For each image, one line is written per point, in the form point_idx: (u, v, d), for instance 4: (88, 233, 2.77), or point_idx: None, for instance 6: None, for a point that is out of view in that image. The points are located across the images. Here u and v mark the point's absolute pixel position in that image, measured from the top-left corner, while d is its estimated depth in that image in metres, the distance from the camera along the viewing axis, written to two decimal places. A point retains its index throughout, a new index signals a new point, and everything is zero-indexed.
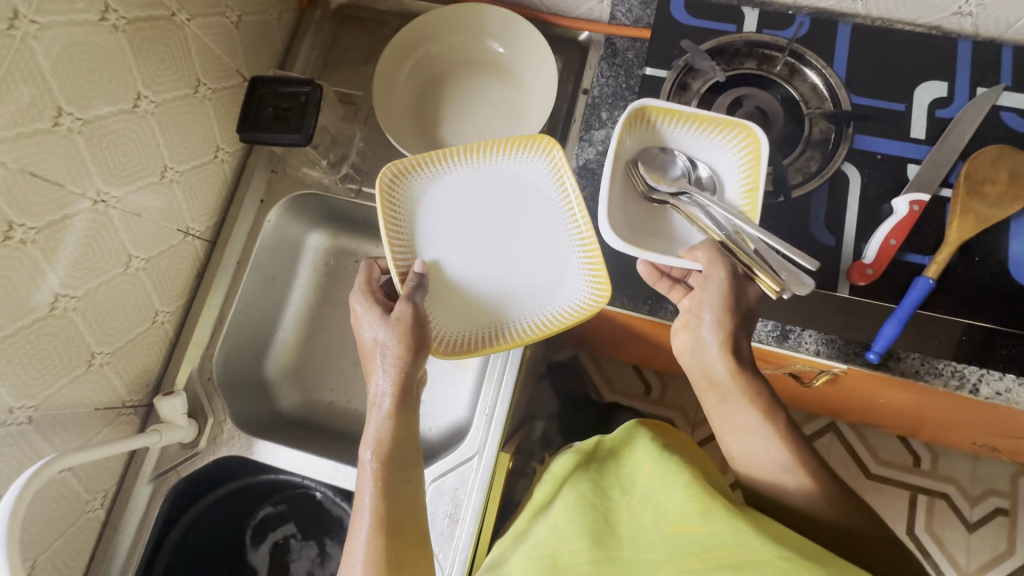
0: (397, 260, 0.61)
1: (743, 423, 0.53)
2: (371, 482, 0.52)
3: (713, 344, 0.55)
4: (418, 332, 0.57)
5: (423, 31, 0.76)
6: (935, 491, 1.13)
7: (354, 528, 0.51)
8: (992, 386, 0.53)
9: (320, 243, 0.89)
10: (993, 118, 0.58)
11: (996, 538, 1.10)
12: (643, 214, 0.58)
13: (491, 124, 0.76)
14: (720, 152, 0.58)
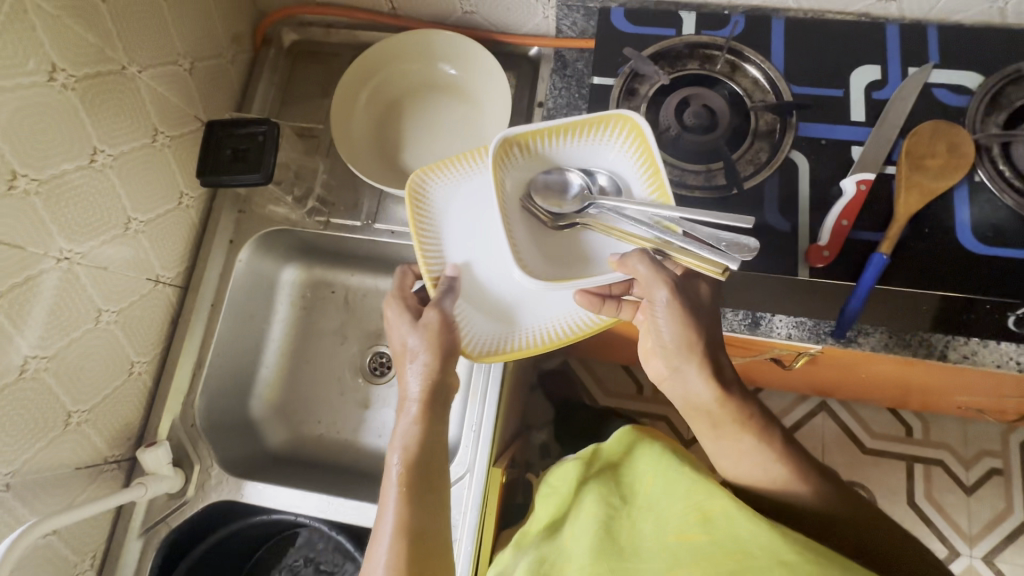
0: (426, 262, 0.58)
1: (735, 445, 0.53)
2: (395, 493, 0.50)
3: (695, 374, 0.53)
4: (447, 340, 0.55)
5: (376, 60, 0.77)
6: (930, 458, 1.15)
7: (375, 541, 0.49)
8: (959, 350, 0.55)
9: (295, 277, 0.89)
10: (927, 95, 0.60)
11: (994, 498, 1.12)
12: (557, 243, 0.54)
13: (452, 145, 0.77)
14: (607, 152, 0.56)
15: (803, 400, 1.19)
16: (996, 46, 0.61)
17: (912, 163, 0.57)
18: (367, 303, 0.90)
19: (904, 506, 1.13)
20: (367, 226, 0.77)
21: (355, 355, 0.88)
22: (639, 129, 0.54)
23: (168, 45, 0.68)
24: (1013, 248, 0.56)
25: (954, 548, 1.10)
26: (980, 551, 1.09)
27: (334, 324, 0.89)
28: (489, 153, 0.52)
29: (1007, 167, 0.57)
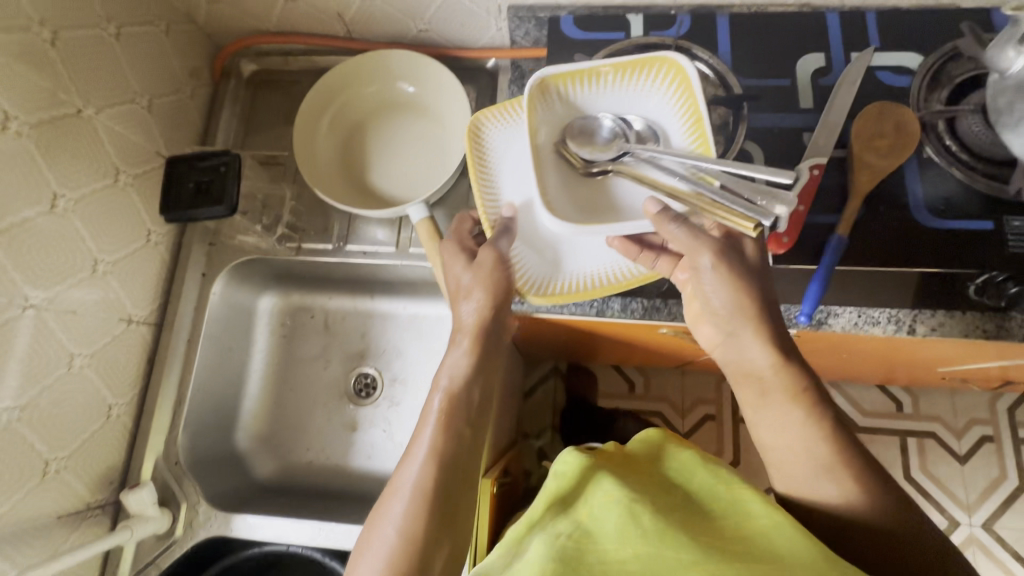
0: (484, 199, 0.60)
1: (784, 422, 0.48)
2: (433, 419, 0.53)
3: (751, 339, 0.51)
4: (497, 280, 0.58)
5: (334, 85, 0.77)
6: (921, 431, 1.16)
7: (405, 461, 0.51)
8: (927, 324, 0.56)
9: (273, 305, 0.88)
10: (871, 79, 0.62)
11: (988, 465, 1.13)
12: (589, 192, 0.57)
13: (417, 161, 0.78)
14: (650, 97, 0.59)
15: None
16: (934, 25, 0.63)
17: (862, 145, 0.58)
18: (348, 324, 0.90)
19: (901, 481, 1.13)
20: (339, 248, 0.77)
21: (340, 378, 0.88)
22: (681, 72, 0.57)
23: (124, 85, 0.68)
24: (968, 221, 0.57)
25: (953, 518, 1.11)
26: (979, 518, 1.11)
27: (317, 349, 0.89)
28: (526, 93, 0.57)
29: (953, 141, 0.59)
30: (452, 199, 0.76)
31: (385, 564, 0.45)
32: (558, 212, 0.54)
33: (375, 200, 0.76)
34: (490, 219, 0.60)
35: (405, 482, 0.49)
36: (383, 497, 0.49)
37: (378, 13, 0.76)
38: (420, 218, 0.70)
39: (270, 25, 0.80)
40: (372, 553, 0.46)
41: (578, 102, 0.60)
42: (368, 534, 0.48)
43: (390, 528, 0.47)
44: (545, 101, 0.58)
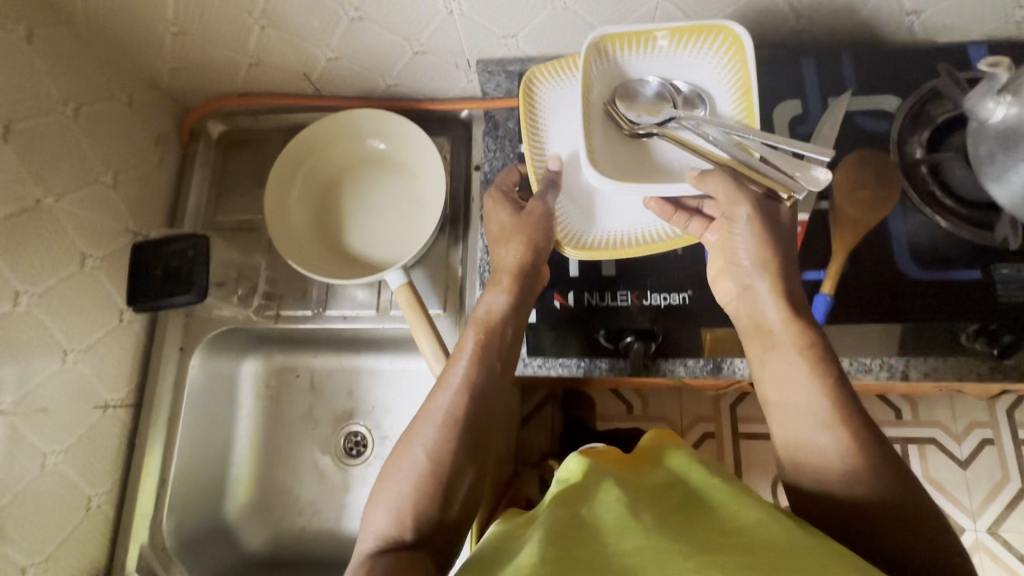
0: (533, 152, 0.59)
1: (794, 381, 0.46)
2: (466, 359, 0.53)
3: (766, 293, 0.48)
4: (541, 229, 0.57)
5: (303, 146, 0.76)
6: (923, 437, 1.14)
7: (437, 392, 0.53)
8: None
9: (256, 368, 0.86)
10: (849, 124, 0.61)
11: (991, 467, 1.12)
12: (632, 152, 0.52)
13: (393, 219, 0.76)
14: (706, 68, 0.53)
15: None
16: (911, 63, 0.61)
17: (842, 198, 0.58)
18: (334, 380, 0.87)
19: None
20: (320, 313, 0.75)
21: (328, 437, 0.85)
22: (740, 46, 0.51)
23: (86, 167, 0.66)
24: (957, 271, 0.55)
25: (958, 525, 1.10)
26: (984, 523, 1.09)
27: (302, 409, 0.86)
28: (580, 52, 0.51)
29: (936, 185, 0.58)
30: (431, 257, 0.76)
31: (411, 483, 0.48)
32: (599, 168, 0.49)
33: (354, 263, 0.74)
34: (535, 170, 0.59)
35: (435, 413, 0.51)
36: (415, 422, 0.52)
37: (347, 72, 0.73)
38: (398, 285, 0.68)
39: (236, 87, 0.77)
40: (398, 475, 0.49)
41: (632, 63, 0.54)
42: (396, 453, 0.51)
43: (415, 458, 0.49)
44: (600, 59, 0.52)
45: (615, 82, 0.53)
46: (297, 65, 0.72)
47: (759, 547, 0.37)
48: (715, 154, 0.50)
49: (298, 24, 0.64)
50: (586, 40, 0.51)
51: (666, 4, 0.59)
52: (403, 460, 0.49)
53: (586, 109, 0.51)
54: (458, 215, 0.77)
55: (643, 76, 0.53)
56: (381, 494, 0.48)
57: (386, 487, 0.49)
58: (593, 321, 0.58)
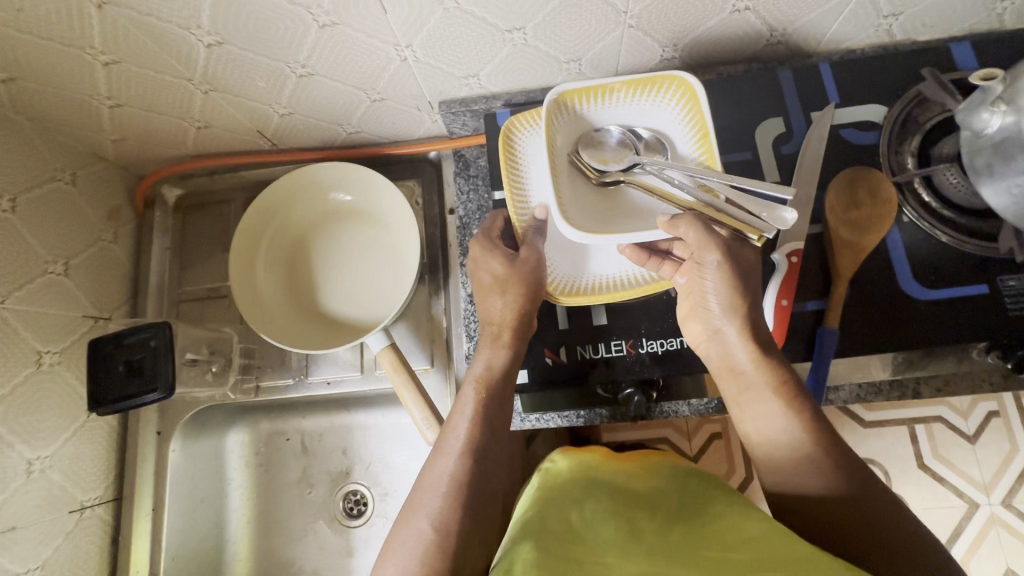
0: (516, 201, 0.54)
1: (766, 410, 0.45)
2: (462, 422, 0.50)
3: (734, 335, 0.46)
4: (533, 278, 0.52)
5: (264, 207, 0.71)
6: (929, 417, 1.13)
7: (435, 458, 0.49)
8: (932, 385, 0.55)
9: (242, 438, 0.82)
10: (835, 139, 0.58)
11: (999, 440, 1.11)
12: (598, 202, 0.48)
13: (368, 273, 0.72)
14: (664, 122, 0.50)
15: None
16: (893, 68, 0.59)
17: (836, 220, 0.54)
18: (324, 439, 0.83)
19: (917, 472, 1.10)
20: (302, 381, 0.71)
21: (325, 499, 0.82)
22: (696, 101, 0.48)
23: (32, 259, 0.62)
24: (962, 285, 0.53)
25: (973, 502, 1.08)
26: (998, 497, 1.08)
27: (294, 473, 0.82)
28: (542, 108, 0.48)
29: (930, 194, 0.55)
30: (412, 311, 0.72)
31: (417, 560, 0.43)
32: (572, 221, 0.46)
33: (333, 325, 0.70)
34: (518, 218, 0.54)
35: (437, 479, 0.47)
36: (415, 492, 0.48)
37: (303, 126, 0.69)
38: (381, 348, 0.64)
39: (187, 151, 0.73)
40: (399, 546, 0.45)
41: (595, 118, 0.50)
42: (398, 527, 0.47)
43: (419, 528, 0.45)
44: (562, 116, 0.49)
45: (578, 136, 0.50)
46: (249, 123, 0.67)
47: (755, 562, 0.35)
48: (680, 197, 0.47)
49: (243, 86, 0.60)
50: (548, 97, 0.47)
51: (632, 30, 0.56)
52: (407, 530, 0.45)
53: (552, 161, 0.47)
54: (437, 261, 0.73)
55: (604, 125, 0.50)
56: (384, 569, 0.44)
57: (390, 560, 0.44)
58: (591, 375, 0.54)
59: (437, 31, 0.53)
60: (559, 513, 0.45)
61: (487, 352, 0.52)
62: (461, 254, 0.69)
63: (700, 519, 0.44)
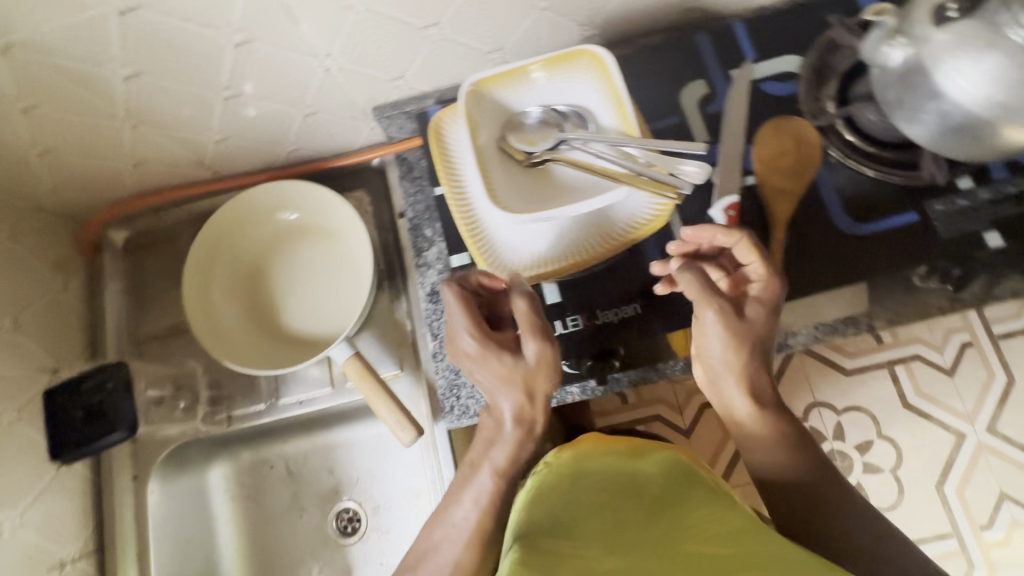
0: (460, 210, 0.52)
1: (770, 445, 0.49)
2: (467, 509, 0.50)
3: (732, 387, 0.50)
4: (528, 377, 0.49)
5: (211, 236, 0.71)
6: (907, 356, 1.15)
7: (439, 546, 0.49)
8: (886, 318, 0.56)
9: (224, 472, 0.81)
10: (757, 93, 0.59)
11: (976, 368, 1.13)
12: (531, 183, 0.49)
13: (325, 288, 0.72)
14: (581, 91, 0.50)
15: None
16: (801, 19, 0.61)
17: (766, 170, 0.57)
18: (309, 461, 0.82)
19: (903, 412, 1.12)
20: (274, 403, 0.71)
21: (317, 522, 0.81)
22: (607, 70, 0.48)
23: None
24: (894, 216, 0.55)
25: (959, 432, 1.10)
26: (983, 424, 1.10)
27: (284, 499, 0.81)
28: (460, 100, 0.49)
29: (854, 135, 0.57)
30: (376, 319, 0.72)
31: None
32: (507, 208, 0.47)
33: (296, 344, 0.70)
34: (467, 230, 0.53)
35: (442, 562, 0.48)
36: (416, 558, 0.49)
37: (241, 150, 0.69)
38: (346, 358, 0.64)
39: (127, 190, 0.72)
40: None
41: (516, 101, 0.51)
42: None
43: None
44: (480, 103, 0.50)
45: (501, 121, 0.51)
46: (185, 154, 0.67)
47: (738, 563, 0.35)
48: (607, 168, 0.48)
49: (169, 116, 0.59)
50: (461, 89, 0.49)
51: (546, 12, 0.57)
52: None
53: (479, 152, 0.48)
54: (394, 266, 0.73)
55: (525, 106, 0.51)
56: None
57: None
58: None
59: (354, 36, 0.54)
60: (547, 531, 0.41)
61: (493, 446, 0.51)
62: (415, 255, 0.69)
63: (690, 518, 0.41)
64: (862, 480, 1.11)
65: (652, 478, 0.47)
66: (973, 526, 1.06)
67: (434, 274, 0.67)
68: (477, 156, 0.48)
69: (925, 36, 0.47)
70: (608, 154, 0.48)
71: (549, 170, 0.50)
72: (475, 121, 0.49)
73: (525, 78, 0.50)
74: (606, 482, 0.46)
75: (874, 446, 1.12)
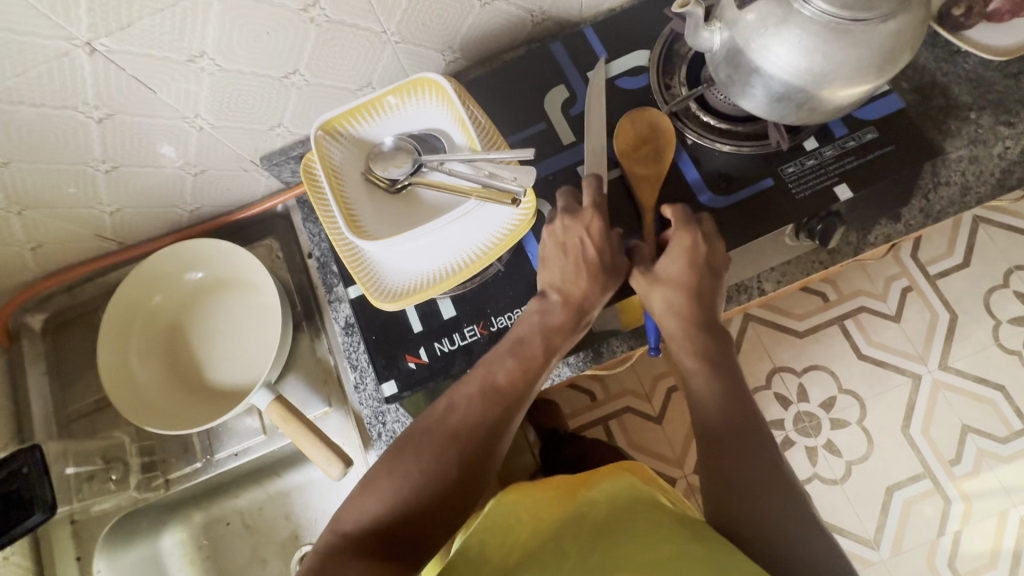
0: (334, 236, 0.52)
1: (719, 411, 0.52)
2: (466, 421, 0.50)
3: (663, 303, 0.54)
4: (608, 264, 0.54)
5: (122, 306, 0.72)
6: (853, 310, 1.17)
7: (434, 441, 0.49)
8: (771, 280, 0.64)
9: (178, 537, 0.80)
10: (614, 90, 0.63)
11: (920, 310, 1.15)
12: (394, 208, 0.52)
13: (243, 338, 0.73)
14: (434, 117, 0.54)
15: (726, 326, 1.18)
16: (644, 16, 0.65)
17: (630, 159, 0.59)
18: (265, 511, 0.82)
19: (858, 364, 1.14)
20: (210, 460, 0.72)
21: (281, 570, 0.80)
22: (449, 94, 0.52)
23: None
24: (747, 188, 0.58)
25: (914, 373, 1.12)
26: (935, 362, 1.12)
27: (245, 554, 0.81)
28: (313, 139, 0.52)
29: (709, 115, 0.61)
30: (299, 361, 0.73)
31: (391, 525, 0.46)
32: (369, 233, 0.50)
33: (222, 397, 0.71)
34: (344, 255, 0.53)
35: (430, 458, 0.48)
36: (404, 443, 0.49)
37: (139, 218, 0.70)
38: (266, 403, 0.65)
39: (34, 274, 0.73)
40: (377, 497, 0.47)
41: (375, 133, 0.54)
42: (371, 480, 0.48)
43: (397, 479, 0.47)
44: (337, 141, 0.53)
45: (362, 153, 0.54)
46: (83, 229, 0.68)
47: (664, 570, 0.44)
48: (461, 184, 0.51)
49: (53, 197, 0.61)
50: (314, 126, 0.52)
51: (399, 44, 0.60)
52: (377, 495, 0.47)
53: (338, 185, 0.51)
54: (311, 306, 0.74)
55: (383, 138, 0.54)
56: (352, 508, 0.47)
57: (356, 503, 0.47)
58: (451, 365, 0.56)
59: (214, 95, 0.56)
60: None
61: (549, 331, 0.53)
62: (326, 292, 0.71)
63: (632, 536, 0.50)
64: (830, 436, 1.11)
65: (584, 506, 0.56)
66: (943, 463, 1.07)
67: (346, 307, 0.69)
68: (335, 188, 0.51)
69: (736, 18, 0.51)
70: (459, 171, 0.51)
71: (413, 193, 0.53)
72: (333, 158, 0.52)
73: (378, 111, 0.54)
74: (553, 527, 0.54)
75: (836, 402, 1.12)
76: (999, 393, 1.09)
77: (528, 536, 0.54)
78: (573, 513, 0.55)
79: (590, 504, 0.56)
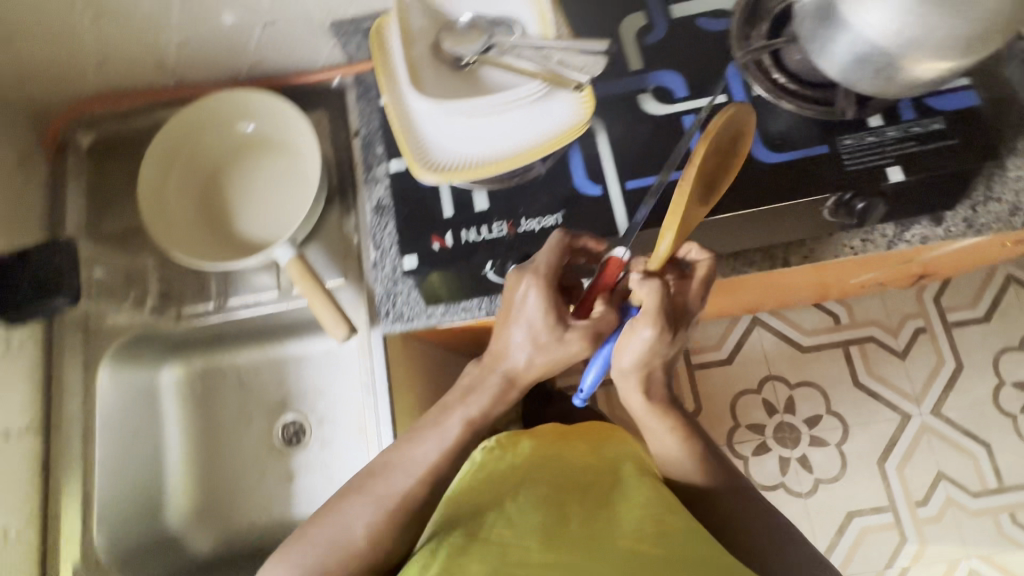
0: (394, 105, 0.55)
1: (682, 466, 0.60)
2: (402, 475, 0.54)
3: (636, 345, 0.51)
4: (560, 324, 0.53)
5: (172, 139, 0.74)
6: (861, 338, 1.16)
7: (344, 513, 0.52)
8: (799, 252, 0.64)
9: (176, 375, 0.84)
10: (693, 28, 0.62)
11: (925, 354, 1.14)
12: (454, 84, 0.54)
13: (278, 198, 0.75)
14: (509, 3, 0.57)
15: (733, 326, 1.18)
16: None
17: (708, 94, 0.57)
18: (260, 375, 0.86)
19: (852, 389, 1.14)
20: (222, 306, 0.74)
21: (263, 433, 0.84)
22: None
23: None
24: (806, 149, 0.58)
25: (904, 413, 1.12)
26: (928, 406, 1.12)
27: (232, 410, 0.85)
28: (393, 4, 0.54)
29: (780, 73, 0.60)
30: (324, 233, 0.75)
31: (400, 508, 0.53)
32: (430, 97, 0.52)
33: (247, 248, 0.73)
34: (397, 125, 0.54)
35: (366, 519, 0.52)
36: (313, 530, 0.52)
37: (202, 56, 0.71)
38: (287, 260, 0.68)
39: (90, 88, 0.74)
40: (366, 500, 0.53)
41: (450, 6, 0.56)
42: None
43: (337, 529, 0.51)
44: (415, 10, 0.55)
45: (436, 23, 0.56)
46: (145, 55, 0.70)
47: (662, 558, 0.46)
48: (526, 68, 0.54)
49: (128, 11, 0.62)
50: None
51: None
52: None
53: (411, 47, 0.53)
54: (346, 185, 0.76)
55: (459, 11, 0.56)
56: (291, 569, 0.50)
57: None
58: (472, 255, 0.58)
59: None
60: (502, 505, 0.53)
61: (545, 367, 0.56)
62: (365, 171, 0.71)
63: (632, 499, 0.54)
64: (807, 452, 1.12)
65: (551, 471, 0.58)
66: (908, 503, 1.09)
67: (381, 189, 0.70)
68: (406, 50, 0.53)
69: None
70: (528, 56, 0.54)
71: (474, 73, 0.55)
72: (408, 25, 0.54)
73: None
74: (524, 479, 0.57)
75: (821, 420, 1.13)
76: (984, 451, 1.09)
77: (523, 484, 0.56)
78: (540, 473, 0.58)
79: (555, 473, 0.58)
